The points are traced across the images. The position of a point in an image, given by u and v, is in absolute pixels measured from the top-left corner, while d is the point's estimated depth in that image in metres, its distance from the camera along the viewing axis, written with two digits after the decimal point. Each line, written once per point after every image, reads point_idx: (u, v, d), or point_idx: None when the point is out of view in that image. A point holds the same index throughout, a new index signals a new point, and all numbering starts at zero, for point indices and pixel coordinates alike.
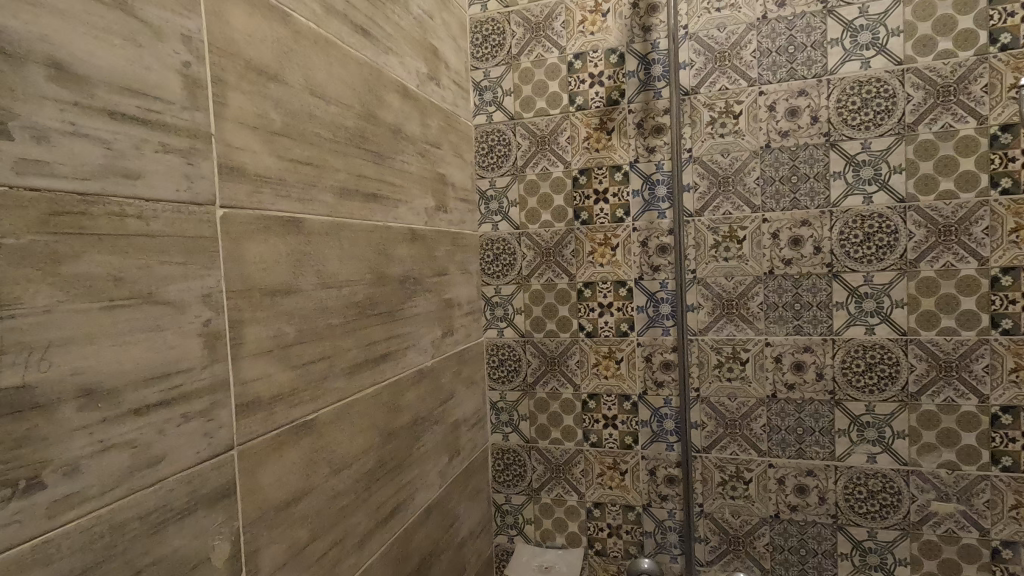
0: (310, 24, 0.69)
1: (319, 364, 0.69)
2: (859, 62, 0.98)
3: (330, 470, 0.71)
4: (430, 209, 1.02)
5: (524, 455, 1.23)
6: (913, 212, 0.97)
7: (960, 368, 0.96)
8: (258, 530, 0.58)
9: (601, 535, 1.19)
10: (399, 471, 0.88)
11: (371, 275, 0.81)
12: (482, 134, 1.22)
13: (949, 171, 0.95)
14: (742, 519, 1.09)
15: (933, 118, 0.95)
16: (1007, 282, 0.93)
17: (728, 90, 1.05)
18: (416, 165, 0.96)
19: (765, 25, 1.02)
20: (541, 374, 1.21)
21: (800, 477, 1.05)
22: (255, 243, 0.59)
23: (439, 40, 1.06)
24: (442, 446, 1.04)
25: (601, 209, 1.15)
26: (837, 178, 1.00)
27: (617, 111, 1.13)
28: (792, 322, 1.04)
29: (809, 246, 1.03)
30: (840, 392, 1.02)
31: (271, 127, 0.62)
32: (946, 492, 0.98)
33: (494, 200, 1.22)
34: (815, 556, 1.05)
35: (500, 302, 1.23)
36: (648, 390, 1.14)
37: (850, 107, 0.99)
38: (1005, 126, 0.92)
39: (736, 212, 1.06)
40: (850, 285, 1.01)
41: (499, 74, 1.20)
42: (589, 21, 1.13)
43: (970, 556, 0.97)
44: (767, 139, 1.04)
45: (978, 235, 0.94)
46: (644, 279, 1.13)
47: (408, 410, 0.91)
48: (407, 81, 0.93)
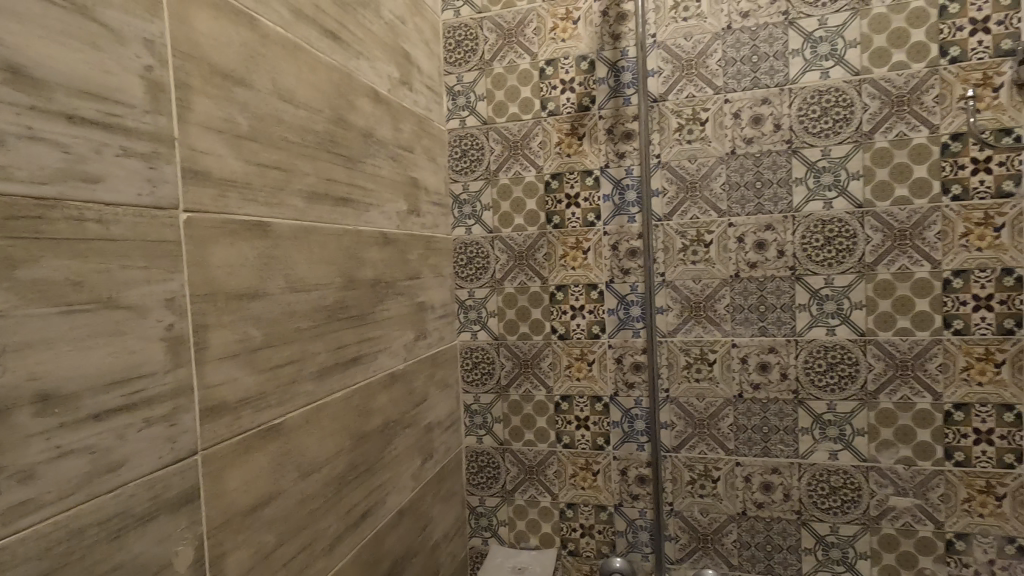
0: (277, 28, 0.69)
1: (287, 368, 0.69)
2: (819, 73, 1.02)
3: (299, 474, 0.71)
4: (403, 213, 1.02)
5: (497, 457, 1.24)
6: (870, 217, 1.01)
7: (915, 367, 1.00)
8: (223, 535, 0.58)
9: (574, 535, 1.20)
10: (371, 475, 0.88)
11: (341, 279, 0.81)
12: (455, 138, 1.23)
13: (904, 178, 0.99)
14: (711, 517, 1.11)
15: (889, 127, 0.99)
16: (958, 284, 0.97)
17: (695, 97, 1.08)
18: (388, 169, 0.97)
19: (730, 35, 1.05)
20: (514, 377, 1.22)
21: (766, 475, 1.08)
22: (220, 247, 0.59)
23: (411, 45, 1.07)
24: (415, 448, 1.04)
25: (573, 213, 1.17)
26: (799, 184, 1.04)
27: (588, 116, 1.15)
28: (758, 323, 1.07)
29: (772, 250, 1.06)
30: (803, 391, 1.05)
31: (238, 131, 0.62)
32: (903, 487, 1.02)
33: (467, 203, 1.23)
34: (781, 552, 1.08)
35: (474, 305, 1.24)
36: (619, 391, 1.16)
37: (811, 115, 1.02)
38: (956, 135, 0.96)
39: (703, 217, 1.09)
40: (812, 288, 1.04)
41: (471, 79, 1.21)
42: (560, 28, 1.15)
43: (926, 548, 1.01)
44: (732, 145, 1.07)
45: (931, 239, 0.98)
46: (614, 282, 1.15)
47: (380, 414, 0.91)
48: (378, 86, 0.94)
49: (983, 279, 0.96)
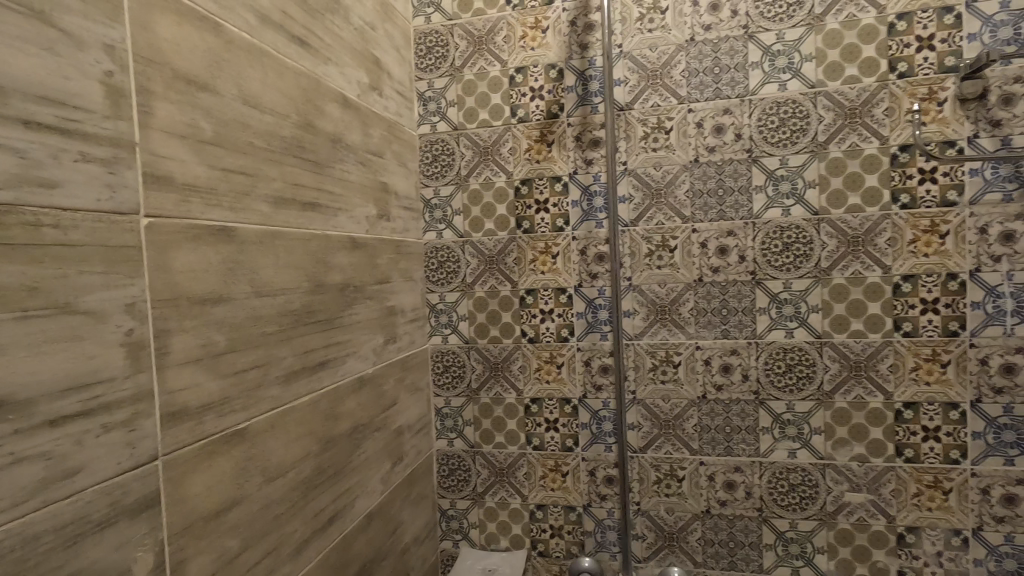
0: (244, 34, 0.69)
1: (252, 372, 0.69)
2: (777, 85, 1.05)
3: (263, 479, 0.71)
4: (372, 217, 1.03)
5: (468, 460, 1.25)
6: (826, 224, 1.05)
7: (868, 367, 1.04)
8: (185, 540, 0.58)
9: (544, 536, 1.21)
10: (338, 479, 0.88)
11: (308, 283, 0.81)
12: (426, 143, 1.24)
13: (856, 187, 1.03)
14: (677, 515, 1.14)
15: (842, 137, 1.03)
16: (907, 288, 1.02)
17: (660, 106, 1.11)
18: (357, 174, 0.97)
19: (693, 47, 1.09)
20: (485, 380, 1.23)
21: (728, 474, 1.11)
22: (183, 252, 0.59)
23: (381, 51, 1.08)
24: (384, 452, 1.04)
25: (542, 218, 1.18)
26: (759, 192, 1.07)
27: (557, 123, 1.17)
28: (720, 326, 1.11)
29: (734, 255, 1.09)
30: (763, 392, 1.09)
31: (201, 135, 0.62)
32: (858, 483, 1.06)
33: (438, 208, 1.24)
34: (743, 548, 1.11)
35: (445, 309, 1.25)
36: (588, 394, 1.18)
37: (770, 126, 1.06)
38: (904, 146, 1.01)
39: (668, 223, 1.12)
40: (771, 292, 1.08)
41: (442, 85, 1.22)
42: (529, 37, 1.17)
43: (879, 541, 1.05)
44: (696, 154, 1.10)
45: (882, 245, 1.03)
46: (582, 286, 1.17)
47: (348, 418, 0.91)
48: (347, 91, 0.94)
49: (930, 284, 1.01)
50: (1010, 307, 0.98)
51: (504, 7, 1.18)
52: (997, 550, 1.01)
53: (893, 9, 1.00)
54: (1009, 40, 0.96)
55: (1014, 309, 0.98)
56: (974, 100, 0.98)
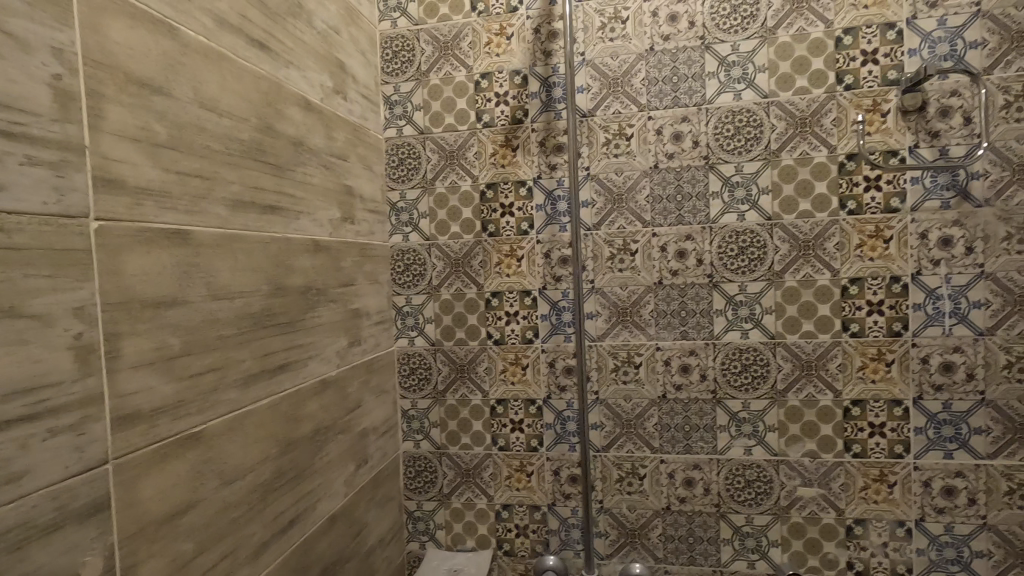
0: (200, 37, 0.69)
1: (208, 375, 0.69)
2: (732, 94, 1.09)
3: (220, 482, 0.71)
4: (336, 220, 1.03)
5: (434, 461, 1.26)
6: (778, 229, 1.09)
7: (819, 367, 1.09)
8: (137, 543, 0.58)
9: (509, 536, 1.23)
10: (299, 482, 0.88)
11: (268, 286, 0.82)
12: (392, 146, 1.24)
13: (807, 193, 1.07)
14: (638, 512, 1.17)
15: (794, 146, 1.07)
16: (854, 290, 1.07)
17: (621, 114, 1.14)
18: (320, 177, 0.97)
19: (653, 56, 1.12)
20: (451, 382, 1.24)
21: (687, 471, 1.14)
22: (135, 255, 0.59)
23: (346, 55, 1.08)
24: (348, 454, 1.04)
25: (507, 222, 1.20)
26: (716, 198, 1.11)
27: (521, 129, 1.19)
28: (679, 327, 1.14)
29: (692, 259, 1.12)
30: (721, 391, 1.13)
31: (155, 139, 0.62)
32: (810, 478, 1.10)
33: (404, 211, 1.25)
34: (702, 543, 1.14)
35: (411, 312, 1.26)
36: (552, 395, 1.20)
37: (725, 134, 1.10)
38: (851, 155, 1.05)
39: (629, 227, 1.15)
40: (728, 294, 1.12)
41: (408, 89, 1.23)
42: (494, 43, 1.19)
43: (830, 534, 1.09)
44: (656, 160, 1.13)
45: (831, 249, 1.07)
46: (547, 289, 1.19)
47: (309, 421, 0.91)
48: (310, 95, 0.95)
49: (875, 287, 1.06)
50: (948, 309, 1.04)
51: (470, 14, 1.20)
52: (938, 539, 1.06)
53: (840, 23, 1.04)
54: (946, 55, 1.02)
55: (952, 310, 1.03)
56: (915, 112, 1.03)
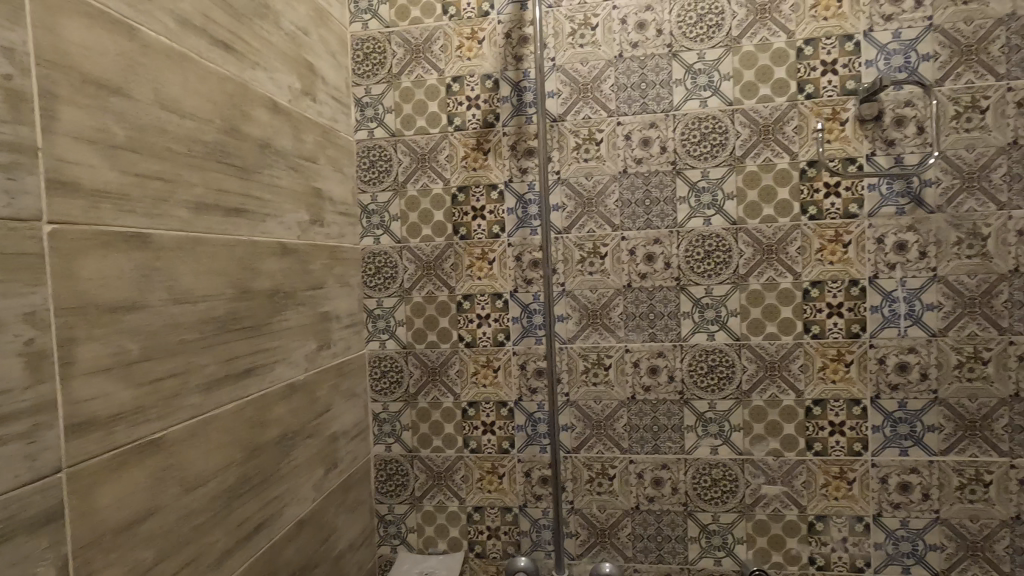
0: (162, 38, 0.68)
1: (169, 381, 0.68)
2: (698, 101, 1.12)
3: (182, 488, 0.69)
4: (304, 223, 1.02)
5: (406, 464, 1.26)
6: (743, 233, 1.12)
7: (781, 367, 1.12)
8: (92, 552, 0.57)
9: (480, 538, 1.23)
10: (265, 487, 0.87)
11: (233, 290, 0.81)
12: (363, 148, 1.24)
13: (770, 199, 1.10)
14: (608, 512, 1.18)
15: (758, 152, 1.10)
16: (815, 293, 1.10)
17: (591, 119, 1.16)
18: (288, 179, 0.97)
19: (622, 63, 1.14)
20: (423, 384, 1.24)
21: (656, 471, 1.16)
22: (91, 259, 0.58)
23: (315, 56, 1.08)
24: (316, 458, 1.03)
25: (478, 225, 1.21)
26: (683, 203, 1.13)
27: (492, 133, 1.20)
28: (648, 329, 1.16)
29: (660, 262, 1.15)
30: (688, 391, 1.15)
31: (113, 140, 0.61)
32: (773, 476, 1.13)
33: (375, 214, 1.24)
34: (670, 542, 1.16)
35: (382, 314, 1.25)
36: (523, 397, 1.21)
37: (692, 140, 1.12)
38: (811, 162, 1.09)
39: (599, 230, 1.16)
40: (695, 297, 1.14)
41: (379, 91, 1.23)
42: (465, 47, 1.20)
43: (792, 531, 1.12)
44: (625, 165, 1.15)
45: (793, 253, 1.10)
46: (518, 292, 1.20)
47: (276, 426, 0.90)
48: (277, 97, 0.94)
49: (835, 289, 1.09)
50: (903, 311, 1.08)
51: (441, 17, 1.20)
52: (894, 533, 1.09)
53: (801, 34, 1.08)
54: (900, 67, 1.06)
55: (906, 312, 1.07)
56: (871, 121, 1.07)
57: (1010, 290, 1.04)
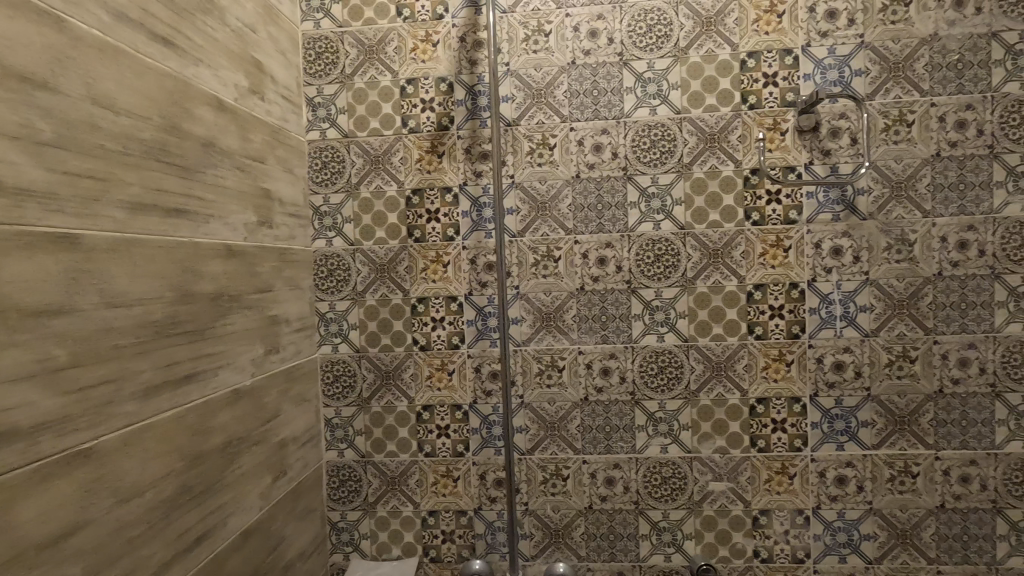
0: (95, 31, 0.66)
1: (101, 389, 0.65)
2: (648, 109, 1.15)
3: (115, 500, 0.67)
4: (252, 224, 1.00)
5: (359, 470, 1.24)
6: (690, 237, 1.15)
7: (727, 367, 1.16)
8: (13, 571, 0.54)
9: (435, 542, 1.23)
10: (208, 497, 0.84)
11: (173, 293, 0.78)
12: (315, 149, 1.22)
13: (716, 205, 1.14)
14: (562, 512, 1.20)
15: (704, 160, 1.14)
16: (759, 296, 1.14)
17: (544, 124, 1.17)
18: (234, 180, 0.94)
19: (574, 69, 1.16)
20: (376, 388, 1.23)
21: (609, 470, 1.19)
22: (13, 261, 0.55)
23: (263, 54, 1.06)
24: (264, 466, 1.01)
25: (433, 228, 1.20)
26: (633, 208, 1.16)
27: (447, 136, 1.20)
28: (600, 332, 1.18)
29: (612, 265, 1.17)
30: (639, 392, 1.17)
31: (39, 137, 0.58)
32: (720, 473, 1.16)
33: (328, 215, 1.22)
34: (622, 540, 1.19)
35: (335, 318, 1.23)
36: (478, 400, 1.21)
37: (642, 147, 1.15)
38: (754, 170, 1.13)
39: (552, 234, 1.18)
40: (645, 299, 1.17)
41: (332, 92, 1.21)
42: (420, 49, 1.19)
43: (738, 526, 1.16)
44: (577, 170, 1.17)
45: (737, 257, 1.14)
46: (473, 295, 1.20)
47: (220, 433, 0.88)
48: (222, 95, 0.92)
49: (777, 292, 1.14)
50: (839, 312, 1.13)
51: (395, 19, 1.19)
52: (832, 525, 1.15)
53: (744, 47, 1.12)
54: (835, 81, 1.11)
55: (842, 313, 1.13)
56: (809, 132, 1.12)
57: (934, 293, 1.11)
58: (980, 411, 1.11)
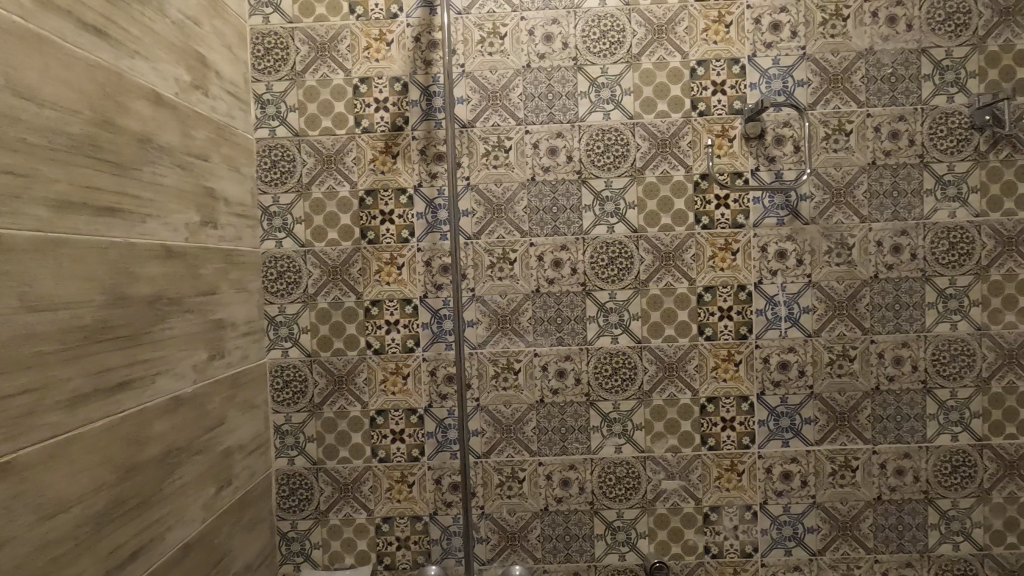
0: (17, 19, 0.62)
1: (22, 398, 0.61)
2: (602, 114, 1.16)
3: (38, 516, 0.63)
4: (193, 224, 0.96)
5: (310, 478, 1.20)
6: (643, 240, 1.17)
7: (678, 368, 1.18)
8: None
9: (390, 549, 1.20)
10: (144, 510, 0.80)
11: (105, 296, 0.74)
12: (264, 147, 1.18)
13: (667, 209, 1.17)
14: (518, 515, 1.20)
15: (656, 164, 1.16)
16: (708, 298, 1.17)
17: (499, 126, 1.17)
18: (175, 178, 0.90)
19: (529, 73, 1.16)
20: (328, 394, 1.20)
21: (564, 472, 1.19)
22: None
23: (208, 49, 1.02)
24: (207, 476, 0.97)
25: (387, 230, 1.19)
26: (588, 211, 1.17)
27: (401, 136, 1.18)
28: (555, 334, 1.19)
29: (567, 268, 1.18)
30: (593, 393, 1.19)
31: None
32: (672, 472, 1.19)
33: (277, 216, 1.19)
34: (578, 541, 1.19)
35: (285, 322, 1.20)
36: (433, 403, 1.20)
37: (596, 151, 1.17)
38: (703, 175, 1.16)
39: (508, 236, 1.18)
40: (599, 301, 1.18)
41: (282, 89, 1.18)
42: (373, 48, 1.17)
43: (690, 523, 1.19)
44: (532, 173, 1.17)
45: (688, 260, 1.17)
46: (428, 297, 1.19)
47: (158, 443, 0.84)
48: (161, 89, 0.88)
49: (725, 294, 1.17)
50: (783, 313, 1.17)
51: (348, 16, 1.17)
52: (778, 519, 1.19)
53: (694, 55, 1.15)
54: (779, 90, 1.15)
55: (787, 314, 1.17)
56: (755, 139, 1.16)
57: (870, 295, 1.16)
58: (913, 407, 1.17)
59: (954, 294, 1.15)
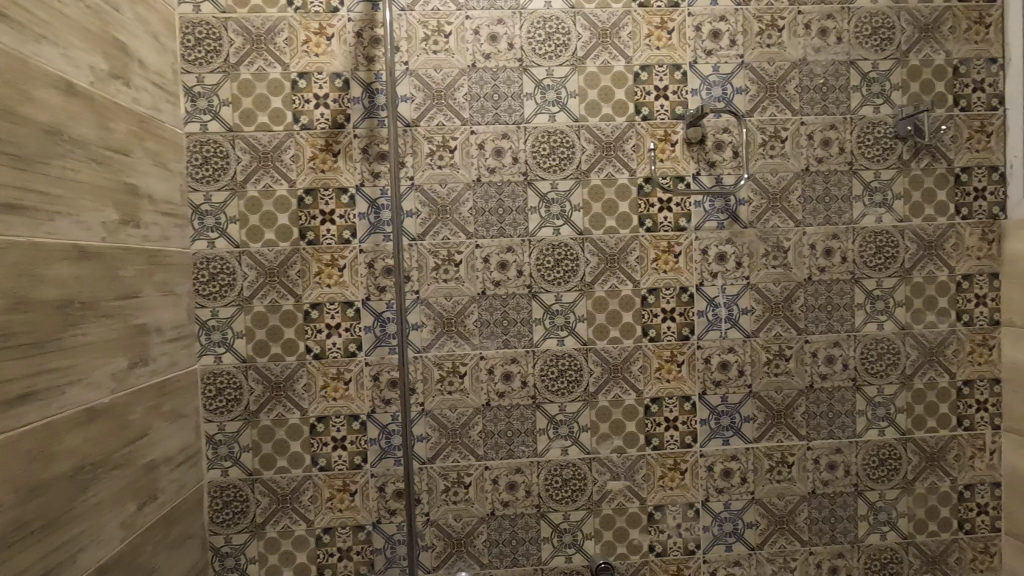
0: None
1: None
2: (547, 116, 1.16)
3: None
4: (112, 223, 0.90)
5: (246, 489, 1.15)
6: (589, 243, 1.18)
7: (624, 369, 1.19)
8: None
9: (331, 561, 1.16)
10: (51, 531, 0.74)
11: (3, 300, 0.68)
12: (194, 143, 1.12)
13: (612, 211, 1.18)
14: (464, 521, 1.18)
15: (601, 167, 1.17)
16: (652, 300, 1.19)
17: (444, 126, 1.15)
18: (89, 173, 0.84)
19: (475, 72, 1.15)
20: (265, 401, 1.15)
21: (511, 475, 1.18)
22: None
23: (129, 36, 0.96)
24: (126, 492, 0.91)
25: (328, 230, 1.15)
26: (534, 213, 1.17)
27: (342, 134, 1.15)
28: (502, 336, 1.17)
29: (513, 270, 1.17)
30: (540, 396, 1.18)
31: None
32: (618, 473, 1.19)
33: (209, 215, 1.13)
34: (524, 544, 1.18)
35: (218, 326, 1.14)
36: (376, 409, 1.16)
37: (542, 153, 1.16)
38: (647, 179, 1.18)
39: (453, 238, 1.16)
40: (545, 303, 1.18)
41: (214, 81, 1.12)
42: (313, 42, 1.13)
43: (635, 522, 1.20)
44: (478, 173, 1.16)
45: (632, 263, 1.18)
46: (370, 299, 1.16)
47: (67, 458, 0.78)
48: (73, 78, 0.82)
49: (668, 296, 1.19)
50: (723, 314, 1.20)
51: (285, 8, 1.13)
52: (719, 516, 1.21)
53: (638, 60, 1.17)
54: (719, 97, 1.18)
55: (727, 316, 1.20)
56: (697, 144, 1.18)
57: (804, 296, 1.21)
58: (844, 404, 1.22)
59: (881, 295, 1.21)
